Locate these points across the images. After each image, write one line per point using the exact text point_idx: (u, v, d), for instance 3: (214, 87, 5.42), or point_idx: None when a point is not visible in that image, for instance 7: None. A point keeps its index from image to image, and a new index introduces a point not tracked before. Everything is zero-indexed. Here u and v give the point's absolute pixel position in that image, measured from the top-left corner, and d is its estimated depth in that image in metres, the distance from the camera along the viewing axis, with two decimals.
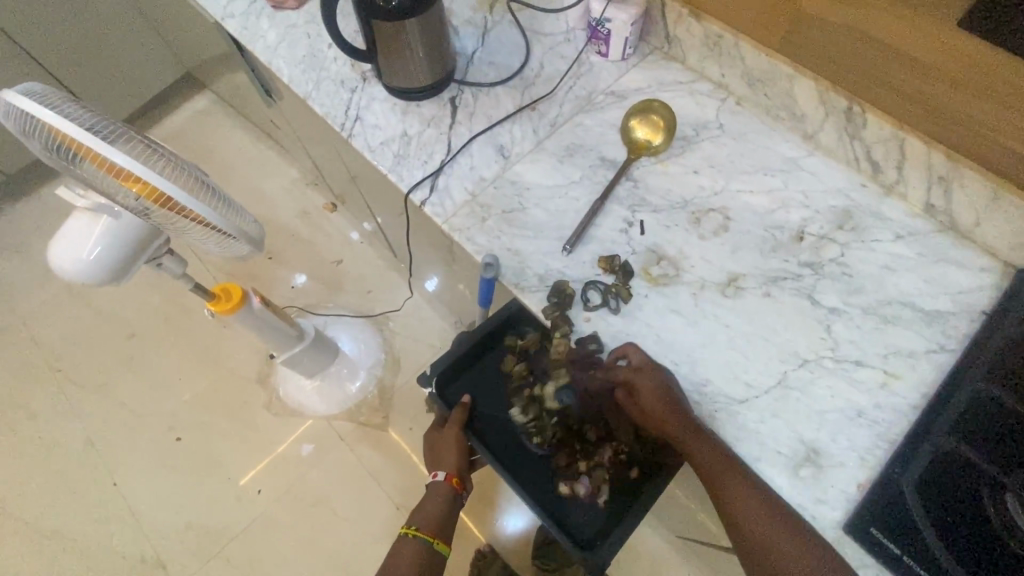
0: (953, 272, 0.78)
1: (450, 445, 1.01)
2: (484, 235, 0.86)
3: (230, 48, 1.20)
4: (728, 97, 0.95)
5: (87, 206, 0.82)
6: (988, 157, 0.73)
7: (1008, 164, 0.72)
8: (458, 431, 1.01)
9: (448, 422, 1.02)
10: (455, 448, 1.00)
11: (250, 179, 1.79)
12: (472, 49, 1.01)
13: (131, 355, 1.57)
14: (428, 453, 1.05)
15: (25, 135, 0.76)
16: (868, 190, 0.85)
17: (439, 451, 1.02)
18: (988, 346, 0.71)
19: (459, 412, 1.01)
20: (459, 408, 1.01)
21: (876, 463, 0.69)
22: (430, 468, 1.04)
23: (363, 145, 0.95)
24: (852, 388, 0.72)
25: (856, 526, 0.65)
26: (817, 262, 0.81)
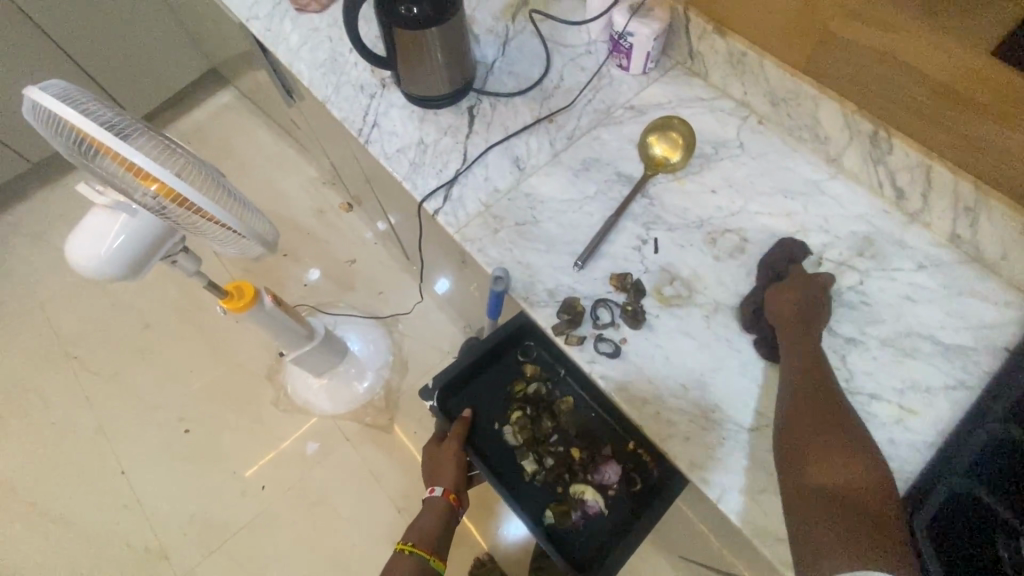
0: (977, 306, 0.76)
1: (448, 461, 1.02)
2: (496, 246, 0.85)
3: (254, 48, 1.22)
4: (750, 115, 0.93)
5: (106, 204, 0.83)
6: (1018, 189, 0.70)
7: None
8: (457, 446, 1.02)
9: (448, 437, 1.03)
10: (456, 463, 1.02)
11: (268, 176, 1.81)
12: (492, 58, 1.01)
13: (144, 345, 1.60)
14: (426, 467, 1.07)
15: (47, 132, 0.78)
16: (890, 217, 0.83)
17: (439, 464, 1.04)
18: (1011, 385, 0.69)
19: (459, 426, 1.02)
20: (460, 422, 1.02)
21: None
22: (428, 482, 1.05)
23: (380, 151, 0.95)
24: (866, 423, 0.70)
25: None
26: (835, 289, 0.79)
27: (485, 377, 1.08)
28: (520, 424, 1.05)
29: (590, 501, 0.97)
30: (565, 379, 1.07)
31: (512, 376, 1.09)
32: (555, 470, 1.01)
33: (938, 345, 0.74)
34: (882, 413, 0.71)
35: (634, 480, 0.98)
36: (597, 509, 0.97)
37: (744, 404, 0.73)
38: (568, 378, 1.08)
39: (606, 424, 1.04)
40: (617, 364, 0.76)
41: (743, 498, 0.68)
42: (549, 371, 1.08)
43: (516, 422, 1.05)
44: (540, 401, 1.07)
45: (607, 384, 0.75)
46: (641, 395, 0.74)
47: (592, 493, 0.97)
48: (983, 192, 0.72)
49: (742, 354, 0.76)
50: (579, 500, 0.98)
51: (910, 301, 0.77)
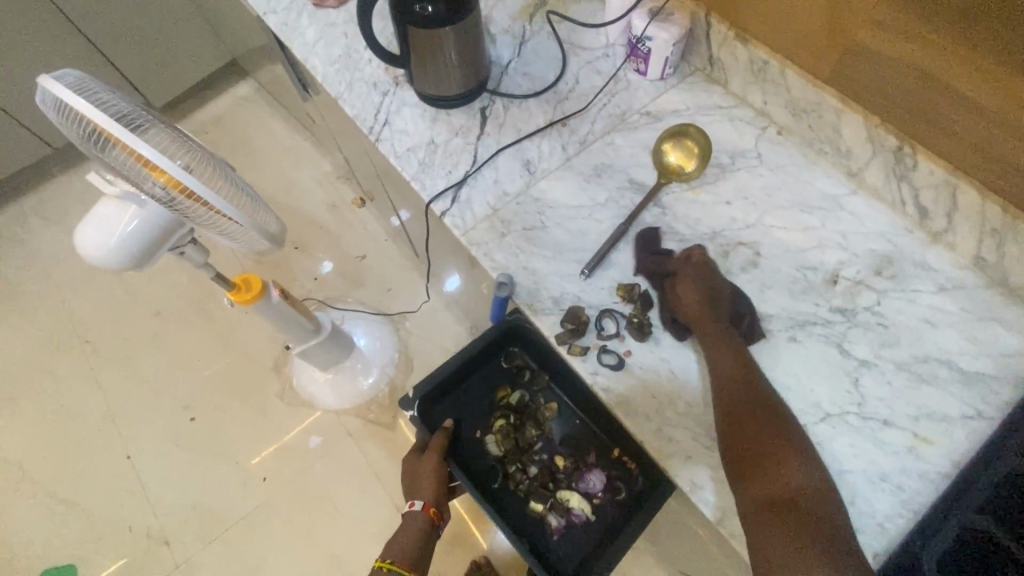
0: (1000, 334, 0.73)
1: (427, 473, 1.00)
2: (502, 251, 0.84)
3: (271, 42, 1.22)
4: (770, 126, 0.91)
5: (115, 194, 0.83)
6: None
7: None
8: (436, 458, 1.01)
9: (427, 448, 1.03)
10: (434, 475, 1.00)
11: (283, 168, 1.81)
12: (507, 59, 0.99)
13: (154, 332, 1.61)
14: (406, 481, 1.05)
15: (59, 121, 0.78)
16: (912, 236, 0.80)
17: (416, 477, 1.01)
18: None
19: (438, 438, 1.03)
20: (439, 434, 1.04)
21: (894, 533, 0.64)
22: (408, 497, 1.02)
23: (390, 150, 0.94)
24: (876, 450, 0.68)
25: None
26: (849, 309, 0.76)
27: (469, 384, 1.11)
28: (503, 433, 1.08)
29: (575, 509, 1.02)
30: (549, 386, 1.09)
31: (495, 383, 1.11)
32: (540, 478, 1.05)
33: (951, 371, 0.71)
34: (890, 440, 0.68)
35: (618, 489, 1.01)
36: (582, 517, 1.02)
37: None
38: (552, 385, 1.09)
39: (591, 432, 1.06)
40: (620, 376, 0.74)
41: None
42: (534, 379, 1.09)
43: (500, 431, 1.08)
44: (523, 408, 1.09)
45: (608, 396, 0.73)
46: (643, 410, 0.72)
47: (576, 502, 1.02)
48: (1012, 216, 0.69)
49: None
50: (565, 508, 1.02)
51: (927, 325, 0.74)
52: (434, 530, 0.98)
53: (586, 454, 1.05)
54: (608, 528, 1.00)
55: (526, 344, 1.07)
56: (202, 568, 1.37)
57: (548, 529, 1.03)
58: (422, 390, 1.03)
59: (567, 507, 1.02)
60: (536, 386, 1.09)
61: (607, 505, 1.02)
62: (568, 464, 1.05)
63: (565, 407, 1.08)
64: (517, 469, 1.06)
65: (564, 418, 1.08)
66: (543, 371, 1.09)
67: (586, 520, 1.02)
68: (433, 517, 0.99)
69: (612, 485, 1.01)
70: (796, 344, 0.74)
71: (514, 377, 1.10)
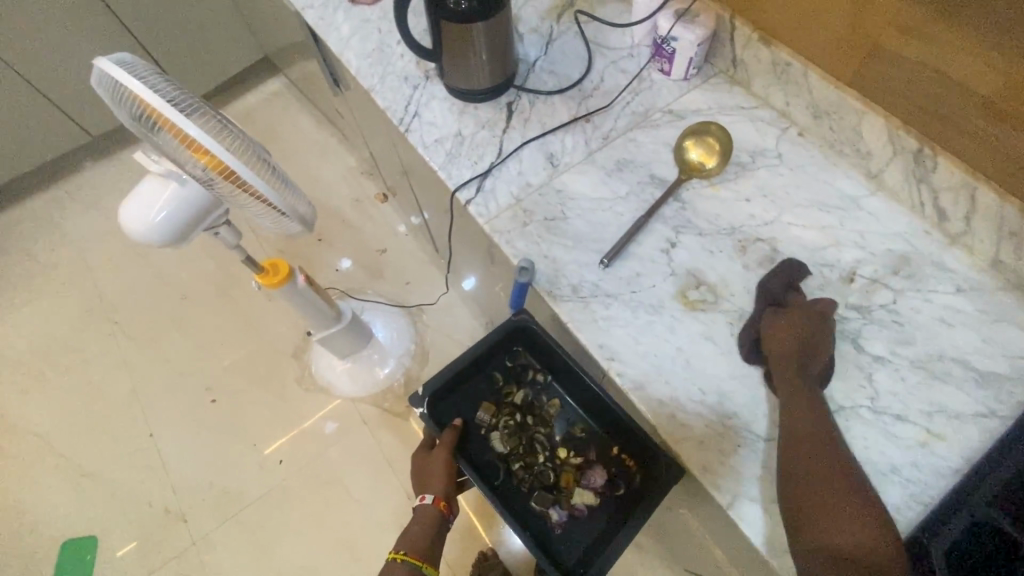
0: (1015, 335, 0.73)
1: (438, 470, 1.01)
2: (524, 239, 0.86)
3: (307, 37, 1.27)
4: (791, 127, 0.92)
5: (159, 172, 0.88)
6: None
7: None
8: (447, 455, 1.02)
9: (437, 445, 1.04)
10: (446, 471, 1.01)
11: (310, 162, 1.87)
12: (534, 56, 1.02)
13: (180, 315, 1.67)
14: (415, 477, 1.06)
15: (113, 102, 0.83)
16: (930, 237, 0.81)
17: (428, 471, 1.03)
18: None
19: (448, 433, 1.04)
20: (450, 430, 1.05)
21: (904, 524, 0.65)
22: (418, 490, 1.03)
23: (418, 140, 0.98)
24: (887, 442, 0.69)
25: None
26: (865, 306, 0.77)
27: (474, 381, 1.12)
28: (507, 430, 1.11)
29: (578, 503, 1.03)
30: (551, 384, 1.13)
31: (501, 383, 1.15)
32: (543, 474, 1.08)
33: (962, 368, 0.72)
34: (902, 434, 0.69)
35: (619, 484, 1.02)
36: (584, 512, 1.03)
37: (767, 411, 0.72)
38: (553, 383, 1.13)
39: (591, 430, 1.09)
40: (634, 362, 0.76)
41: (756, 507, 0.67)
42: (537, 379, 1.14)
43: (504, 428, 1.11)
44: (527, 407, 1.13)
45: (623, 382, 0.76)
46: (657, 394, 0.74)
47: (579, 496, 1.03)
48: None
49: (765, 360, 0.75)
50: (568, 502, 1.04)
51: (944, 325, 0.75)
52: (445, 522, 1.00)
53: (585, 451, 1.08)
54: (611, 522, 1.01)
55: (529, 343, 1.10)
56: (217, 546, 1.41)
57: (551, 524, 1.03)
58: (431, 388, 1.04)
59: (569, 501, 1.04)
60: (538, 385, 1.14)
61: (607, 501, 1.03)
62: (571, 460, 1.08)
63: (567, 405, 1.11)
64: (520, 466, 1.09)
65: (565, 417, 1.12)
66: (544, 370, 1.13)
67: (589, 515, 1.03)
68: (444, 508, 1.00)
69: (613, 480, 1.03)
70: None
71: (518, 377, 1.14)
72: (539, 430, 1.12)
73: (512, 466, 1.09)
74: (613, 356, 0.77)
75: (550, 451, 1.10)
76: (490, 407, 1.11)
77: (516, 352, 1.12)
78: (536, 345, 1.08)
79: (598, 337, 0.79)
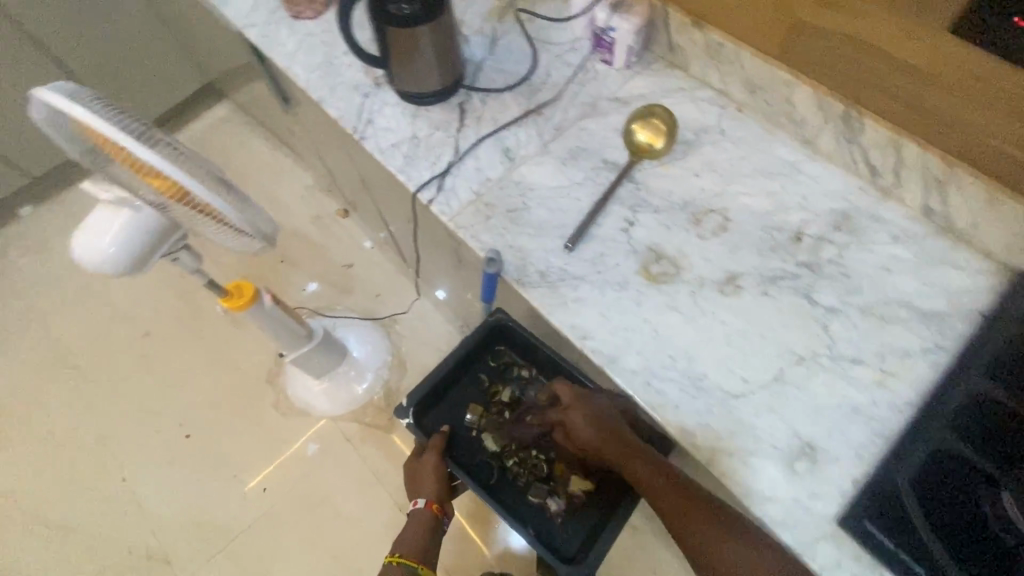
0: (948, 274, 0.79)
1: (428, 474, 1.01)
2: (489, 232, 0.88)
3: (250, 56, 1.26)
4: (729, 104, 0.97)
5: (110, 199, 0.86)
6: (982, 163, 0.74)
7: (997, 164, 0.73)
8: (437, 459, 1.02)
9: (426, 451, 1.03)
10: (436, 473, 1.01)
11: (265, 185, 1.84)
12: (481, 56, 1.05)
13: (144, 353, 1.61)
14: (407, 482, 1.05)
15: (61, 132, 0.81)
16: (866, 194, 0.87)
17: (419, 475, 1.02)
18: (982, 349, 0.72)
19: (436, 439, 1.04)
20: (438, 436, 1.04)
21: (871, 459, 0.69)
22: (410, 495, 1.03)
23: (374, 146, 0.99)
24: (848, 385, 0.73)
25: (850, 518, 0.66)
26: (815, 262, 0.82)
27: (459, 386, 1.13)
28: (497, 428, 1.09)
29: (575, 491, 1.04)
30: (537, 377, 1.11)
31: (486, 381, 1.13)
32: (537, 466, 1.08)
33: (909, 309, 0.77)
34: (861, 376, 0.74)
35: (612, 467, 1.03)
36: (581, 498, 1.04)
37: (735, 369, 0.75)
38: (539, 376, 1.11)
39: None
40: (607, 338, 0.79)
41: (734, 460, 0.71)
42: (522, 373, 1.12)
43: (495, 427, 1.10)
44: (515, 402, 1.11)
45: (598, 358, 0.78)
46: (631, 365, 0.77)
47: (575, 484, 1.04)
48: (952, 164, 0.76)
49: (727, 320, 0.79)
50: (564, 490, 1.05)
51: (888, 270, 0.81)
52: (440, 523, 1.00)
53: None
54: (608, 505, 1.02)
55: (510, 341, 1.10)
56: None
57: (550, 514, 1.05)
58: (415, 398, 1.05)
59: (566, 489, 1.05)
60: (525, 379, 1.12)
61: (603, 485, 1.04)
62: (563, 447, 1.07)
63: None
64: (514, 462, 1.08)
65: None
66: (529, 364, 1.11)
67: (585, 500, 1.04)
68: (437, 511, 1.00)
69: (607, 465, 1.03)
70: (767, 296, 0.80)
71: (503, 374, 1.13)
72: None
73: (505, 463, 1.09)
74: (587, 335, 0.79)
75: (543, 443, 1.09)
76: (477, 408, 1.10)
77: (498, 351, 1.12)
78: (518, 341, 1.07)
79: (570, 318, 0.81)
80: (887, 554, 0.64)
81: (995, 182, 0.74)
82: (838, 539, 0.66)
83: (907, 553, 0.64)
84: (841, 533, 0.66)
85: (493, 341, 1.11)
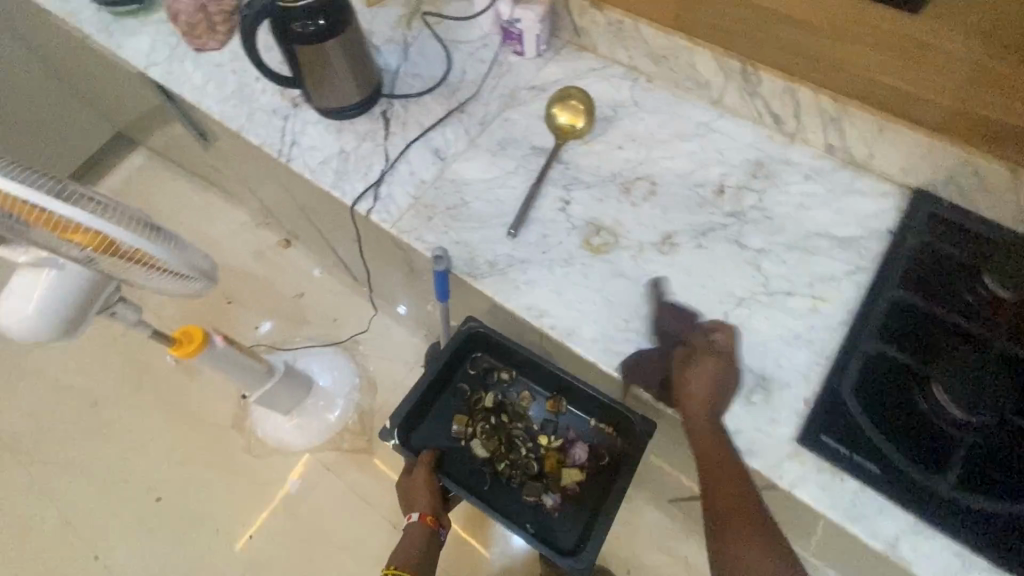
0: (857, 201, 0.87)
1: (421, 487, 1.00)
2: (432, 232, 0.89)
3: (159, 96, 1.22)
4: (639, 77, 1.02)
5: (30, 262, 0.82)
6: (870, 95, 0.83)
7: (883, 93, 0.82)
8: (428, 473, 1.01)
9: (416, 467, 1.02)
10: (429, 484, 0.99)
11: (198, 228, 1.77)
12: (396, 64, 1.06)
13: (95, 422, 1.53)
14: (401, 499, 1.03)
15: None
16: (774, 141, 0.93)
17: (412, 489, 1.00)
18: (896, 263, 0.80)
19: (426, 457, 1.03)
20: (428, 453, 1.04)
21: (817, 378, 0.75)
22: (405, 511, 1.01)
23: (303, 167, 0.98)
24: (787, 316, 0.79)
25: (808, 435, 0.71)
26: (739, 210, 0.88)
27: (443, 397, 1.11)
28: (485, 434, 1.09)
29: (569, 483, 1.07)
30: (518, 379, 1.12)
31: (468, 389, 1.12)
32: (529, 466, 1.08)
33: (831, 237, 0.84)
34: (798, 306, 0.80)
35: (602, 455, 1.07)
36: (576, 489, 1.07)
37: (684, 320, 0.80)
38: (519, 377, 1.12)
39: (567, 411, 1.10)
40: (562, 314, 0.82)
41: None
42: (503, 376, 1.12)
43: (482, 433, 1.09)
44: (501, 406, 1.11)
45: (557, 334, 0.81)
46: (589, 335, 0.80)
47: (568, 477, 1.07)
48: (841, 103, 0.84)
49: (670, 277, 0.83)
50: (558, 485, 1.07)
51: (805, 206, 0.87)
52: (436, 536, 0.97)
53: (564, 431, 1.10)
54: (603, 491, 1.06)
55: (485, 346, 1.10)
56: None
57: (547, 510, 1.06)
58: (400, 416, 1.02)
59: (559, 483, 1.07)
60: (505, 382, 1.12)
61: (594, 472, 1.07)
62: (552, 443, 1.09)
63: (537, 394, 1.12)
64: (505, 465, 1.08)
65: (538, 404, 1.12)
66: (508, 367, 1.12)
67: (580, 490, 1.07)
68: (433, 523, 0.97)
69: (595, 453, 1.06)
70: (702, 249, 0.85)
71: (484, 379, 1.12)
72: (516, 424, 1.11)
73: (496, 468, 1.09)
74: (543, 314, 0.82)
75: (531, 443, 1.10)
76: (463, 419, 1.09)
77: (475, 358, 1.12)
78: (495, 345, 1.07)
79: (525, 301, 0.83)
80: (845, 461, 0.70)
81: (880, 114, 0.82)
82: (800, 456, 0.71)
83: (863, 456, 0.70)
84: (803, 451, 0.71)
85: (469, 348, 1.10)
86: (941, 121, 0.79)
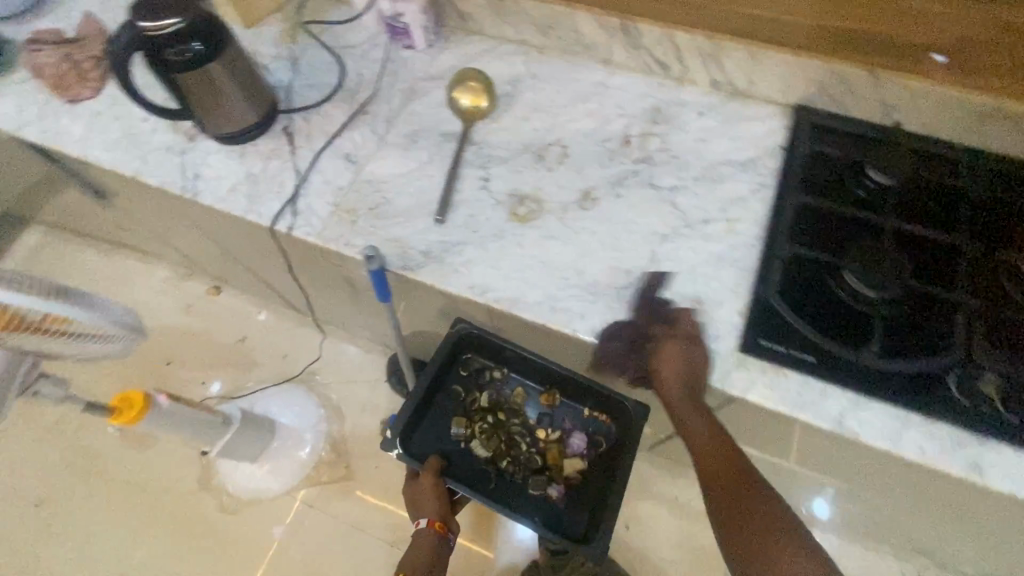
0: (748, 125, 0.93)
1: (428, 491, 0.96)
2: (360, 235, 0.89)
3: (40, 160, 1.14)
4: (530, 49, 1.05)
5: None
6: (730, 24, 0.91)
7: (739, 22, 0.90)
8: (435, 477, 0.97)
9: (423, 472, 0.98)
10: (437, 489, 0.96)
11: (115, 292, 1.66)
12: (288, 79, 1.04)
13: (43, 522, 1.40)
14: (409, 505, 1.01)
15: None
16: (666, 86, 0.99)
17: (417, 499, 0.98)
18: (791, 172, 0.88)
19: (432, 464, 0.97)
20: (433, 459, 0.98)
21: (745, 291, 0.81)
22: (412, 518, 0.99)
23: (212, 199, 0.95)
24: (707, 241, 0.85)
25: (747, 343, 0.77)
26: (646, 155, 0.93)
27: (439, 403, 1.06)
28: (485, 433, 1.05)
29: (571, 474, 1.04)
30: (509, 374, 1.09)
31: (461, 391, 1.08)
32: (529, 462, 1.05)
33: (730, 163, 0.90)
34: (716, 232, 0.85)
35: (598, 442, 1.04)
36: (577, 481, 1.04)
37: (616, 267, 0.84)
38: (512, 374, 1.09)
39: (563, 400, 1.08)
40: (504, 285, 0.84)
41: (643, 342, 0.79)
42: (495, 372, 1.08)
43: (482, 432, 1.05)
44: (495, 403, 1.08)
45: (503, 305, 0.83)
46: (534, 299, 0.83)
47: (569, 467, 1.04)
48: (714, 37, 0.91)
49: (593, 229, 0.87)
50: (562, 477, 1.04)
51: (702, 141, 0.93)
52: (446, 540, 0.95)
53: (561, 423, 1.07)
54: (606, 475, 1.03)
55: (474, 346, 1.05)
56: None
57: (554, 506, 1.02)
58: (400, 426, 0.98)
59: (560, 475, 1.04)
60: (499, 383, 1.08)
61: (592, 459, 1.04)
62: (549, 434, 1.06)
63: (530, 391, 1.09)
64: (507, 462, 1.04)
65: (533, 400, 1.09)
66: (499, 366, 1.08)
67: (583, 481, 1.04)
68: (441, 528, 0.95)
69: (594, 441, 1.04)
70: (618, 198, 0.89)
71: (477, 380, 1.08)
72: (513, 421, 1.08)
73: (495, 466, 1.05)
74: (486, 291, 0.84)
75: (529, 437, 1.07)
76: (461, 421, 1.05)
77: (466, 359, 1.07)
78: (485, 347, 1.03)
79: (464, 281, 0.85)
80: (785, 357, 0.76)
81: (750, 40, 0.89)
82: (744, 364, 0.77)
83: (797, 348, 0.76)
84: (747, 357, 0.77)
85: (458, 352, 1.05)
86: (801, 39, 0.88)
